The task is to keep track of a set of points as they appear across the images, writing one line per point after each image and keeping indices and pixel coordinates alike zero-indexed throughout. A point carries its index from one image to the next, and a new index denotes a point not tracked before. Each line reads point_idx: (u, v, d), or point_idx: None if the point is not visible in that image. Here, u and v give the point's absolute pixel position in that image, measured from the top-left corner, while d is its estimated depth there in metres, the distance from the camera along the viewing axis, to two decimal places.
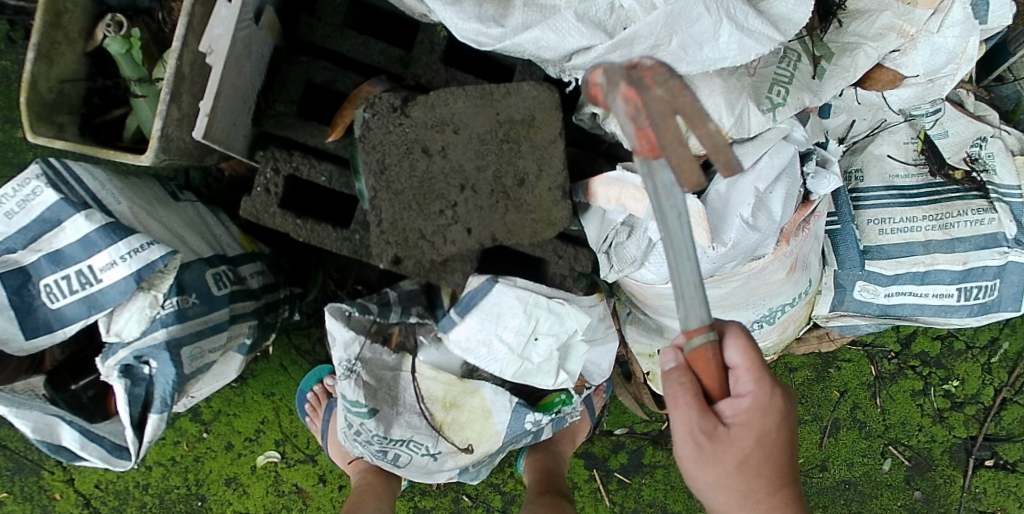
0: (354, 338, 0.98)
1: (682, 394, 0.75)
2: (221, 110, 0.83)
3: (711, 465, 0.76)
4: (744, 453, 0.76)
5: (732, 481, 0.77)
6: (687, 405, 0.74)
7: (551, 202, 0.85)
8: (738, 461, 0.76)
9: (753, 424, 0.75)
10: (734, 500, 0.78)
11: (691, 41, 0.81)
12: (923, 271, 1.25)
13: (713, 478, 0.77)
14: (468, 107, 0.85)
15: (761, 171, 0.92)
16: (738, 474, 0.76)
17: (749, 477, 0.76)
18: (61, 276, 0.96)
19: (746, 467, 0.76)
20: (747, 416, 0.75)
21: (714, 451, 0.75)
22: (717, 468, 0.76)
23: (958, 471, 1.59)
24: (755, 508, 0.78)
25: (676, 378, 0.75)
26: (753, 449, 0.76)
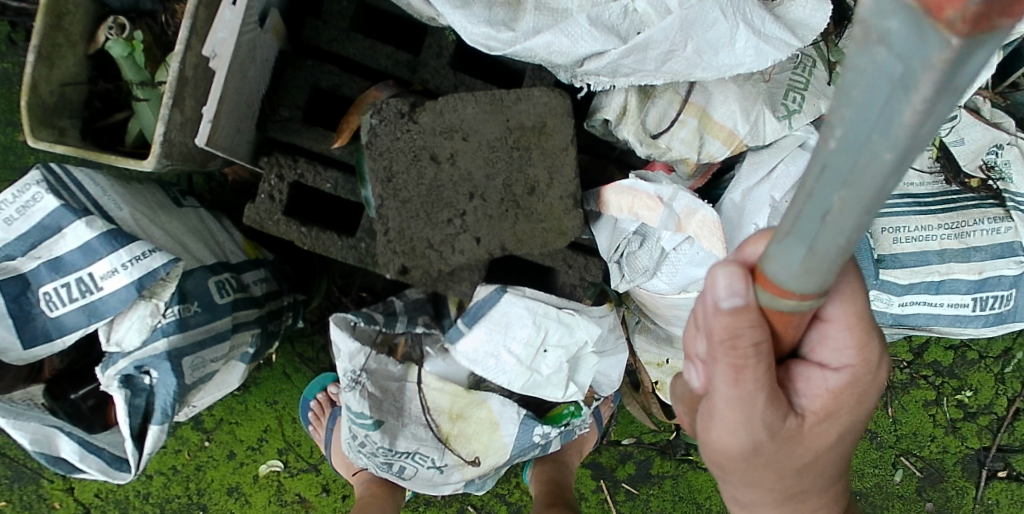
0: (359, 349, 0.96)
1: (760, 365, 0.58)
2: (224, 116, 0.81)
3: (766, 438, 0.66)
4: (808, 420, 0.68)
5: (778, 452, 0.68)
6: (760, 376, 0.59)
7: (563, 211, 0.83)
8: (794, 431, 0.68)
9: (832, 393, 0.68)
10: (770, 479, 0.72)
11: (707, 46, 0.79)
12: (937, 281, 1.22)
13: (761, 449, 0.67)
14: (478, 113, 0.83)
15: (777, 180, 0.91)
16: (790, 444, 0.68)
17: (797, 447, 0.69)
18: (61, 284, 0.94)
19: (802, 438, 0.69)
20: (831, 382, 0.68)
21: (775, 424, 0.65)
22: (771, 441, 0.66)
23: (971, 482, 1.57)
24: (782, 484, 0.73)
25: (753, 338, 0.56)
26: (817, 419, 0.69)
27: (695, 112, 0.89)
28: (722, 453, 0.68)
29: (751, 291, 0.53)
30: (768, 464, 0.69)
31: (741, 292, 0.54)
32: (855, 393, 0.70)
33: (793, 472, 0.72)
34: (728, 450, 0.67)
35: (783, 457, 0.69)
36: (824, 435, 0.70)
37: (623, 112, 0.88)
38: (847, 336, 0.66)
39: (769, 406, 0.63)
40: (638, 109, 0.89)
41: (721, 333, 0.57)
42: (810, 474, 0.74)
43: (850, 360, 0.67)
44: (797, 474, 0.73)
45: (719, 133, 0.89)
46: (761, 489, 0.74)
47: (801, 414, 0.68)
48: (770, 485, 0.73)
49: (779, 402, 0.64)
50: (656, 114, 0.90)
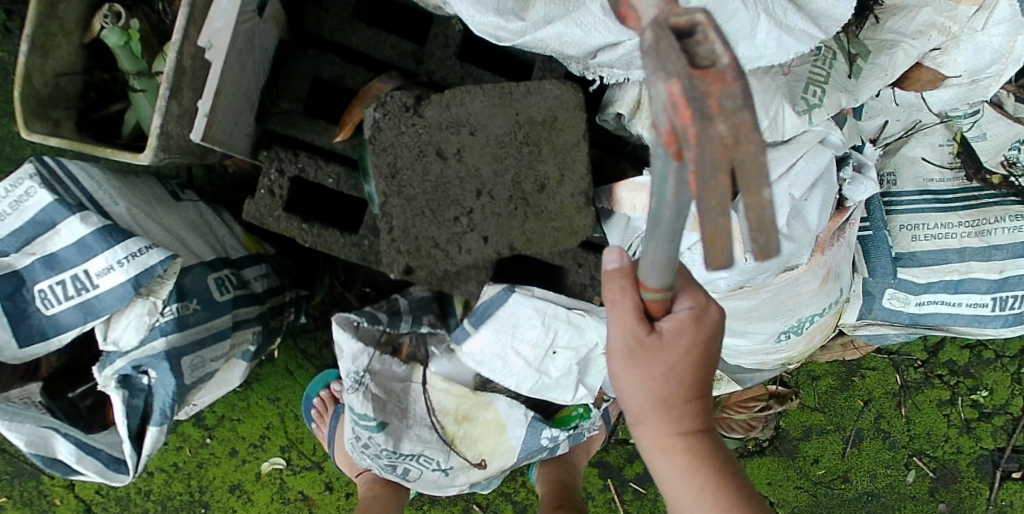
0: (362, 350, 0.94)
1: (627, 308, 0.63)
2: (221, 109, 0.78)
3: (647, 387, 0.68)
4: (682, 381, 0.68)
5: (666, 408, 0.69)
6: (631, 325, 0.63)
7: (574, 210, 0.80)
8: (675, 387, 0.68)
9: (697, 351, 0.67)
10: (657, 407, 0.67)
11: (726, 37, 0.75)
12: (956, 280, 1.18)
13: (649, 403, 0.69)
14: (486, 107, 0.80)
15: (797, 176, 0.87)
16: (673, 401, 0.69)
17: (683, 406, 0.69)
18: (56, 282, 0.91)
19: (683, 395, 0.69)
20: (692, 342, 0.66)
21: (654, 375, 0.66)
22: (652, 391, 0.68)
23: (985, 483, 1.51)
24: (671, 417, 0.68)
25: (622, 290, 0.62)
26: (693, 379, 0.68)
27: None
28: (628, 408, 0.71)
29: (626, 258, 0.64)
30: (663, 423, 0.69)
31: (619, 258, 0.64)
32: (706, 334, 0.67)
33: (692, 443, 0.70)
34: (630, 400, 0.70)
35: (673, 414, 0.69)
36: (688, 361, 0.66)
37: (637, 106, 0.85)
38: (692, 286, 0.66)
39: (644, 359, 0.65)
40: None
41: (605, 289, 0.64)
42: (712, 449, 0.70)
43: (700, 311, 0.66)
44: (696, 444, 0.70)
45: None
46: (675, 461, 0.70)
47: (667, 370, 0.66)
48: (683, 459, 0.70)
49: (645, 353, 0.65)
50: None
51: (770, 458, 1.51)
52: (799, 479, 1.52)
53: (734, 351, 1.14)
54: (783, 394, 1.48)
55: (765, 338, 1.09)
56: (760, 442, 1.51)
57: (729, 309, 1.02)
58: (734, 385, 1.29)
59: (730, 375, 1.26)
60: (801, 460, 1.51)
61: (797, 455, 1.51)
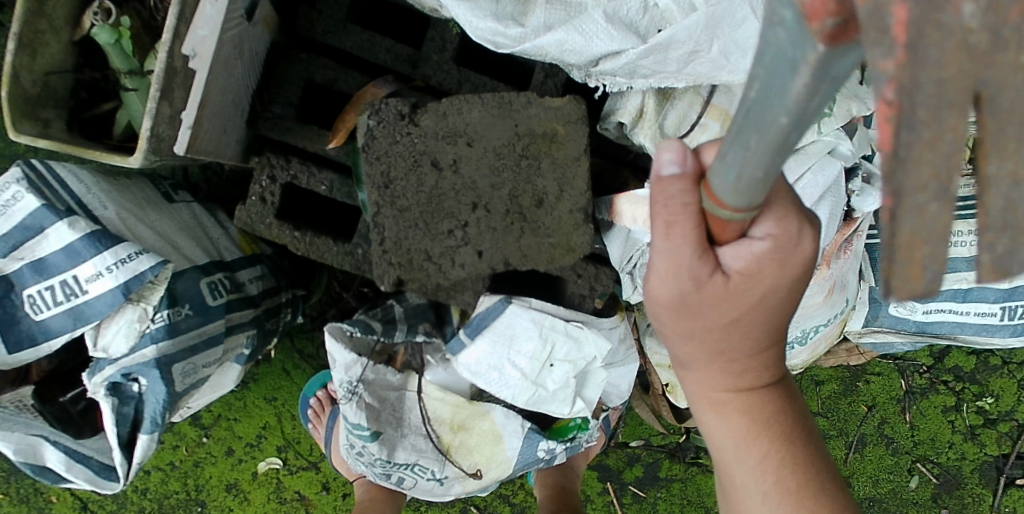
0: (355, 360, 0.92)
1: (689, 221, 0.55)
2: (206, 119, 0.76)
3: (699, 342, 0.67)
4: (738, 335, 0.66)
5: (723, 364, 0.69)
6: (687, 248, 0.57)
7: (572, 226, 0.78)
8: (735, 340, 0.66)
9: (768, 295, 0.63)
10: (703, 354, 0.68)
11: (735, 46, 0.71)
12: (965, 289, 1.14)
13: (707, 357, 0.68)
14: (484, 117, 0.77)
15: (805, 190, 0.85)
16: (731, 358, 0.69)
17: (741, 366, 0.69)
18: (45, 287, 0.89)
19: (742, 357, 0.69)
20: (765, 278, 0.61)
21: (713, 328, 0.65)
22: (708, 347, 0.67)
23: (988, 489, 1.48)
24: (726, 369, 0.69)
25: (682, 204, 0.54)
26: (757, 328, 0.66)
27: (717, 115, 0.82)
28: (686, 360, 0.71)
29: (689, 161, 0.54)
30: (723, 379, 0.70)
31: (678, 159, 0.54)
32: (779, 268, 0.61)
33: (747, 410, 0.71)
34: (683, 350, 0.70)
35: (735, 372, 0.70)
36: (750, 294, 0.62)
37: (639, 115, 0.83)
38: (778, 211, 0.59)
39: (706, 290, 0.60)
40: (656, 112, 0.83)
41: (657, 200, 0.56)
42: (767, 406, 0.72)
43: (779, 242, 0.59)
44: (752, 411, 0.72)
45: None
46: (731, 423, 0.72)
47: (731, 322, 0.64)
48: (739, 419, 0.72)
49: (709, 290, 0.60)
50: (675, 116, 0.83)
51: None
52: None
53: None
54: None
55: None
56: None
57: None
58: None
59: None
60: None
61: None
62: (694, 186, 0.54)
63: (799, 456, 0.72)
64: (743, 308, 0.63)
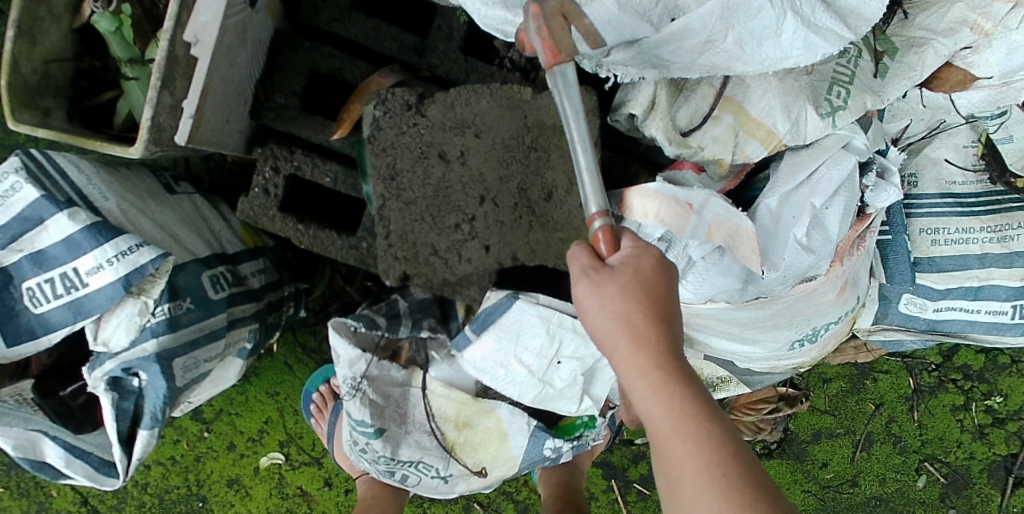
0: (360, 356, 0.91)
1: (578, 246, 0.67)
2: (208, 109, 0.74)
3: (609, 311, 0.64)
4: (641, 307, 0.64)
5: (632, 330, 0.64)
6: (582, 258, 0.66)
7: (582, 220, 0.76)
8: (639, 308, 0.64)
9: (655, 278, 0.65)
10: (611, 327, 0.64)
11: (750, 36, 0.70)
12: (975, 287, 1.12)
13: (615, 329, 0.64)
14: (493, 107, 0.76)
15: (818, 184, 0.83)
16: (641, 325, 0.64)
17: (650, 332, 0.64)
18: (44, 279, 0.88)
19: (646, 322, 0.64)
20: (647, 264, 0.65)
21: (613, 298, 0.64)
22: (616, 314, 0.64)
23: (997, 489, 1.46)
24: (633, 338, 0.64)
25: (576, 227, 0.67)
26: (656, 304, 0.64)
27: (731, 108, 0.81)
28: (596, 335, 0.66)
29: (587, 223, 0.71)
30: (636, 349, 0.63)
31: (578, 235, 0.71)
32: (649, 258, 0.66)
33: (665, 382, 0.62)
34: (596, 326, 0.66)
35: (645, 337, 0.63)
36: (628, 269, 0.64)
37: (651, 107, 0.80)
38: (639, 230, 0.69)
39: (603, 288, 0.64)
40: (669, 103, 0.81)
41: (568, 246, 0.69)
42: (686, 375, 0.63)
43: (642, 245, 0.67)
44: (671, 378, 0.62)
45: (757, 131, 0.81)
46: (647, 393, 0.62)
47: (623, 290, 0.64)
48: (651, 385, 0.62)
49: (601, 279, 0.64)
50: (687, 110, 0.82)
51: (777, 461, 1.48)
52: (807, 482, 1.49)
53: (746, 357, 1.09)
54: (793, 397, 1.44)
55: (779, 347, 1.05)
56: (767, 444, 1.48)
57: (743, 319, 0.98)
58: (744, 387, 1.23)
59: (739, 377, 1.21)
60: (810, 463, 1.48)
61: (805, 458, 1.48)
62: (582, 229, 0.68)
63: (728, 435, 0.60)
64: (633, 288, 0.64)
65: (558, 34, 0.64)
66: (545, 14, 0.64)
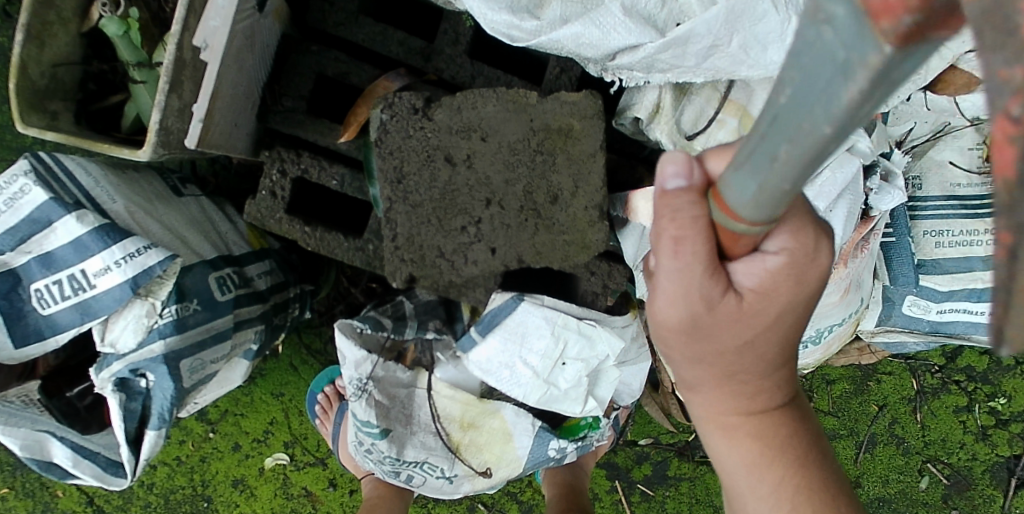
0: (365, 357, 0.92)
1: (699, 237, 0.53)
2: (217, 113, 0.75)
3: (712, 363, 0.66)
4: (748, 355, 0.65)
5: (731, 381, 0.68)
6: (696, 277, 0.57)
7: (587, 223, 0.76)
8: (746, 361, 0.66)
9: (780, 319, 0.63)
10: (711, 375, 0.68)
11: (755, 41, 0.70)
12: (980, 289, 1.12)
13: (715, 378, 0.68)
14: (499, 111, 0.76)
15: (822, 188, 0.83)
16: (743, 379, 0.68)
17: (752, 388, 0.69)
18: (52, 281, 0.88)
19: (753, 378, 0.68)
20: (774, 308, 0.61)
21: (726, 349, 0.64)
22: (719, 368, 0.67)
23: (999, 491, 1.47)
24: (735, 387, 0.68)
25: (693, 220, 0.53)
26: (766, 351, 0.65)
27: (735, 111, 0.80)
28: (689, 380, 0.70)
29: (696, 175, 0.53)
30: (730, 402, 0.70)
31: (686, 173, 0.53)
32: (795, 281, 0.60)
33: (762, 439, 0.70)
34: (690, 372, 0.69)
35: (744, 392, 0.69)
36: (762, 314, 0.61)
37: (656, 111, 0.82)
38: (792, 225, 0.58)
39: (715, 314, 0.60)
40: (673, 107, 0.82)
41: (664, 218, 0.54)
42: (778, 431, 0.71)
43: (795, 258, 0.59)
44: (767, 438, 0.71)
45: None
46: (740, 446, 0.71)
47: (743, 344, 0.63)
48: (749, 442, 0.71)
49: (715, 319, 0.60)
50: (692, 113, 0.82)
51: None
52: None
53: None
54: None
55: None
56: None
57: None
58: None
59: None
60: None
61: None
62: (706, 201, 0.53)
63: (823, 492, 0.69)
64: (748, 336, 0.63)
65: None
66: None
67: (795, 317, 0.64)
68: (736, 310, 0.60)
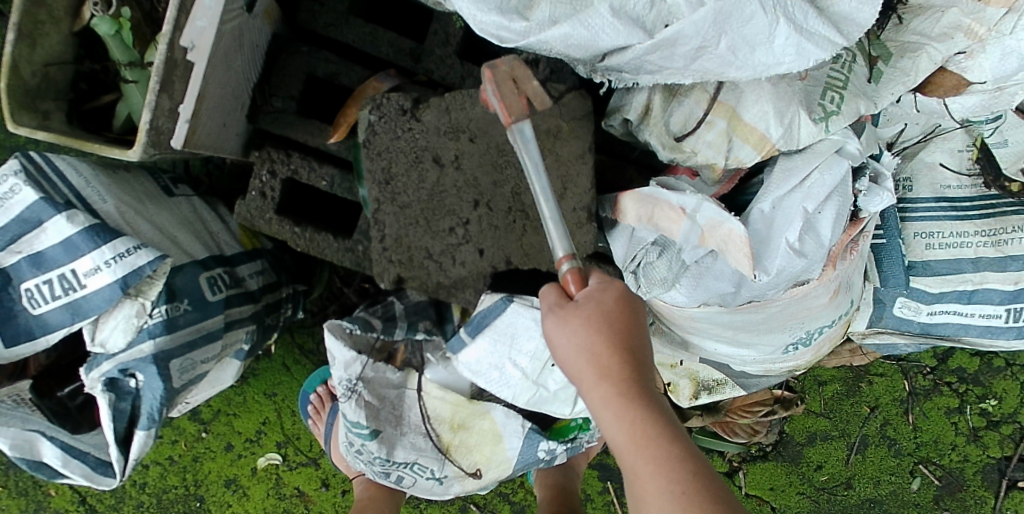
0: (355, 358, 0.92)
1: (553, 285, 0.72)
2: (207, 113, 0.75)
3: (575, 352, 0.70)
4: (600, 338, 0.69)
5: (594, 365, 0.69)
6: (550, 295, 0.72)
7: (575, 224, 0.77)
8: (602, 343, 0.69)
9: (621, 317, 0.70)
10: (581, 366, 0.70)
11: (742, 42, 0.70)
12: (969, 290, 1.13)
13: (582, 364, 0.70)
14: (487, 113, 0.76)
15: (811, 189, 0.83)
16: (605, 362, 0.69)
17: (617, 367, 0.69)
18: (43, 281, 0.88)
19: (616, 358, 0.69)
20: (607, 299, 0.70)
21: (581, 333, 0.69)
22: (581, 353, 0.70)
23: (990, 492, 1.47)
24: (602, 377, 0.69)
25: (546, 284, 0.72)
26: (614, 336, 0.69)
27: (724, 113, 0.81)
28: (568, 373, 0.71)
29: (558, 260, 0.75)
30: (601, 387, 0.69)
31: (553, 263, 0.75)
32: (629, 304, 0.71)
33: (636, 416, 0.67)
34: (562, 359, 0.71)
35: (608, 372, 0.69)
36: (607, 310, 0.69)
37: (645, 112, 0.84)
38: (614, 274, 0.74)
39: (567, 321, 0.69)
40: (662, 109, 0.83)
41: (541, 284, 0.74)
42: (652, 412, 0.67)
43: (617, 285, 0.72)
44: (640, 417, 0.67)
45: (750, 136, 0.81)
46: (615, 429, 0.67)
47: (593, 333, 0.69)
48: (622, 419, 0.67)
49: (565, 315, 0.70)
50: (681, 115, 0.83)
51: (773, 462, 1.48)
52: (802, 484, 1.49)
53: (740, 360, 1.10)
54: (789, 399, 1.43)
55: (772, 350, 1.06)
56: (763, 446, 1.48)
57: (736, 322, 0.99)
58: (740, 390, 1.24)
59: (734, 380, 1.22)
60: (805, 465, 1.48)
61: (800, 460, 1.48)
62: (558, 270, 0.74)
63: (696, 481, 0.64)
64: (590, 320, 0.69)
65: (506, 94, 0.66)
66: (497, 78, 0.67)
67: (639, 331, 0.71)
68: (585, 314, 0.69)
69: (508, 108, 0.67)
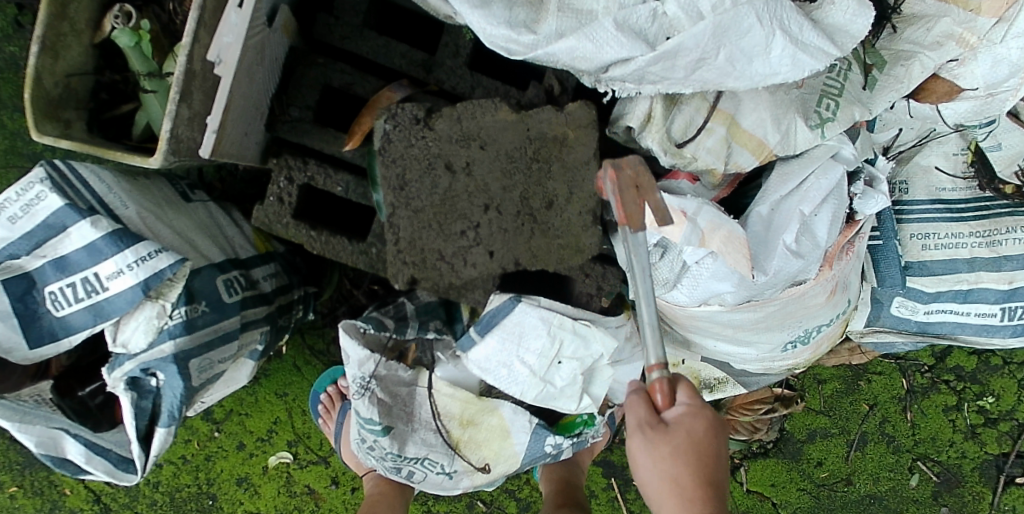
0: (369, 356, 0.95)
1: (641, 402, 0.75)
2: (229, 123, 0.78)
3: (660, 474, 0.74)
4: (687, 470, 0.73)
5: (680, 496, 0.73)
6: (641, 409, 0.75)
7: (581, 227, 0.80)
8: (685, 471, 0.73)
9: (704, 443, 0.74)
10: (665, 489, 0.74)
11: (741, 54, 0.74)
12: (965, 290, 1.16)
13: (665, 490, 0.74)
14: (497, 122, 0.80)
15: (807, 193, 0.87)
16: (689, 493, 0.73)
17: (696, 496, 0.73)
18: (67, 284, 0.92)
19: (695, 486, 0.73)
20: (696, 426, 0.73)
21: (667, 460, 0.73)
22: (665, 478, 0.74)
23: (988, 488, 1.50)
24: (684, 502, 0.73)
25: (635, 397, 0.76)
26: (700, 468, 0.73)
27: (723, 120, 0.85)
28: (649, 493, 0.76)
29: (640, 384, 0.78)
30: None
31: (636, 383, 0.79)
32: (711, 424, 0.75)
33: None
34: (646, 477, 0.75)
35: (689, 500, 0.73)
36: (690, 433, 0.73)
37: (647, 120, 0.84)
38: (688, 387, 0.77)
39: (656, 443, 0.73)
40: (664, 116, 0.84)
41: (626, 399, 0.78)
42: None
43: (700, 409, 0.74)
44: None
45: (748, 142, 0.85)
46: None
47: (678, 459, 0.73)
48: None
49: (655, 437, 0.73)
50: (681, 122, 0.85)
51: (773, 459, 1.51)
52: (802, 481, 1.52)
53: (741, 359, 1.13)
54: (789, 397, 1.48)
55: (772, 348, 1.09)
56: (763, 443, 1.51)
57: (736, 321, 1.03)
58: (741, 387, 1.27)
59: (735, 378, 1.26)
60: (805, 462, 1.51)
61: (800, 457, 1.51)
62: (641, 387, 0.77)
63: None
64: (679, 450, 0.73)
65: (628, 203, 0.73)
66: (621, 179, 0.73)
67: (717, 455, 0.75)
68: (675, 442, 0.73)
69: (627, 214, 0.73)
